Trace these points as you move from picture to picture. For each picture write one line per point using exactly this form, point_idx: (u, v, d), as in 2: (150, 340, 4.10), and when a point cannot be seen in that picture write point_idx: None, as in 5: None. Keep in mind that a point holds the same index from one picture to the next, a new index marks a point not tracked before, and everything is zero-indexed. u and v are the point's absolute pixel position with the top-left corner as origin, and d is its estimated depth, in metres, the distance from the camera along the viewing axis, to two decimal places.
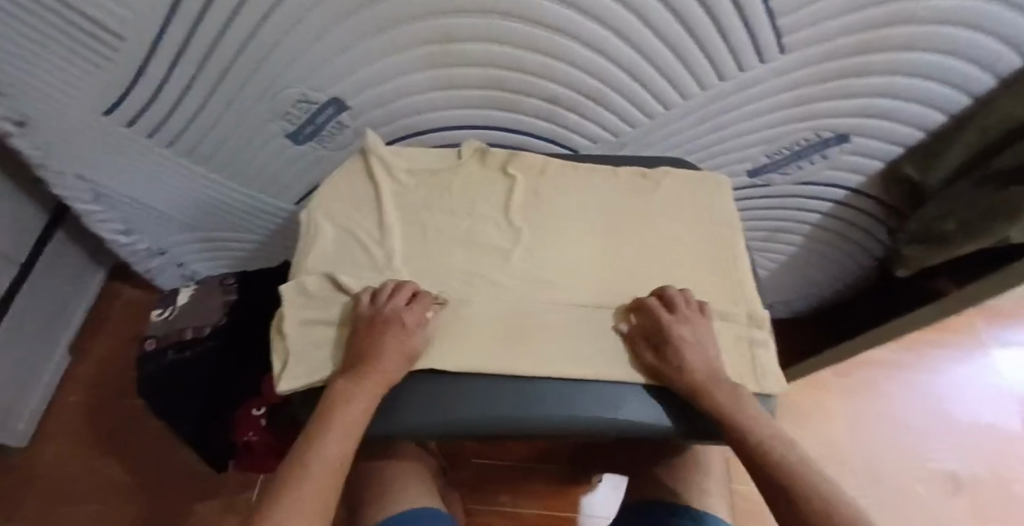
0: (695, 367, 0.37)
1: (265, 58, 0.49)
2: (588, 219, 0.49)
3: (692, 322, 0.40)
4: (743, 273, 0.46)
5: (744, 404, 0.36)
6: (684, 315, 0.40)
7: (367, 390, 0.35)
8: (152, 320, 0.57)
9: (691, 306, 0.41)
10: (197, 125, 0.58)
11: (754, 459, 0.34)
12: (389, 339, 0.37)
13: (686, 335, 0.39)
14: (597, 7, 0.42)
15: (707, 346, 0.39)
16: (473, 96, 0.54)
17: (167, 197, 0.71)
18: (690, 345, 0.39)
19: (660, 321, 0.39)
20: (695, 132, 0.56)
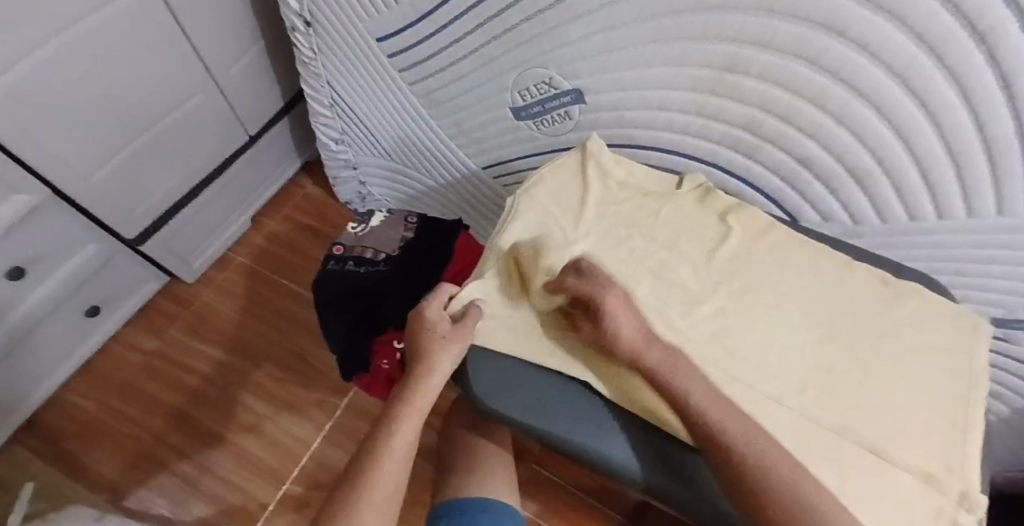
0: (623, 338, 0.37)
1: (543, 29, 0.51)
2: (796, 306, 0.43)
3: (610, 290, 0.39)
4: (972, 440, 0.37)
5: (676, 358, 0.37)
6: (602, 282, 0.39)
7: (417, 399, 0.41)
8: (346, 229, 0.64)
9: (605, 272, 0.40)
10: (446, 69, 0.62)
11: (725, 448, 0.34)
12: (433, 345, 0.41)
13: (613, 308, 0.38)
14: (925, 85, 0.37)
15: (631, 316, 0.38)
16: (718, 131, 0.51)
17: (385, 122, 0.77)
18: (619, 315, 0.38)
19: (591, 300, 0.38)
20: (958, 253, 0.47)
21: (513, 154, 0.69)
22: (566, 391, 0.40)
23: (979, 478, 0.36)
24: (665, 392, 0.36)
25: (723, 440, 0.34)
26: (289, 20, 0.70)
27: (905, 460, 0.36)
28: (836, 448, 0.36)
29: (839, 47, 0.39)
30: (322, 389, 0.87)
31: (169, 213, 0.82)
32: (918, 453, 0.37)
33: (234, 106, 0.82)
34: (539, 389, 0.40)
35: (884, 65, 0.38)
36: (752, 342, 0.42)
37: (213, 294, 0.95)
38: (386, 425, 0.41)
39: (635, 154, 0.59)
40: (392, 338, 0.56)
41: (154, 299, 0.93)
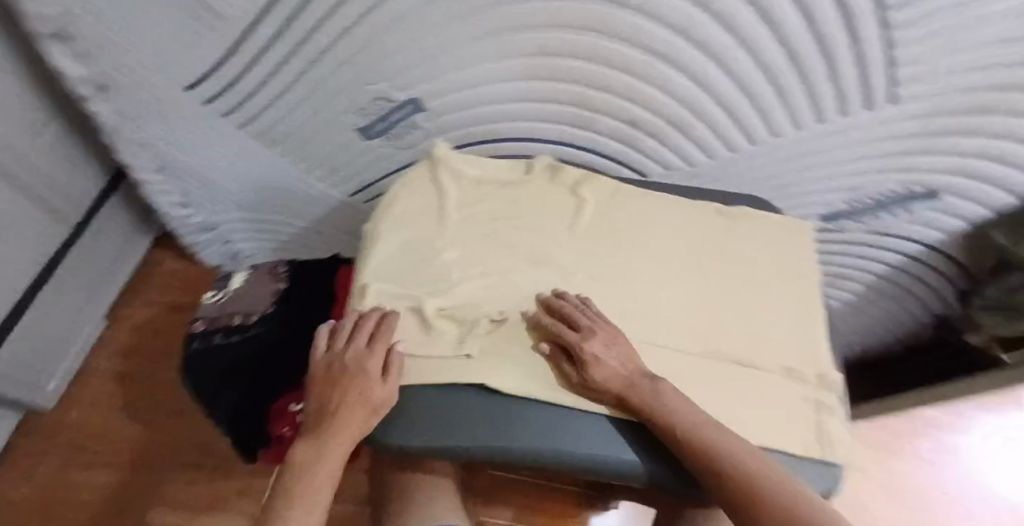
0: (608, 379, 0.38)
1: (356, 52, 0.48)
2: (659, 254, 0.47)
3: (596, 332, 0.39)
4: (816, 328, 0.44)
5: (664, 391, 0.37)
6: (584, 322, 0.40)
7: (334, 447, 0.35)
8: (203, 301, 0.57)
9: (590, 316, 0.41)
10: (271, 111, 0.57)
11: (716, 467, 0.33)
12: (358, 383, 0.37)
13: (598, 350, 0.38)
14: (707, 37, 0.40)
15: (618, 355, 0.39)
16: (553, 111, 0.53)
17: (227, 178, 0.70)
18: (605, 356, 0.38)
19: (575, 347, 0.38)
20: (778, 169, 0.53)
21: (372, 176, 0.66)
22: (462, 400, 0.38)
23: (827, 356, 0.42)
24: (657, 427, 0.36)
25: (715, 460, 0.33)
26: (74, 93, 0.60)
27: (770, 362, 0.41)
28: (715, 370, 0.41)
29: (630, 18, 0.40)
30: (242, 472, 0.80)
31: None
32: (779, 351, 0.42)
33: (41, 200, 0.72)
34: (435, 406, 0.38)
35: (672, 28, 0.40)
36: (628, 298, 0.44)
37: (87, 409, 0.84)
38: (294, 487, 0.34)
39: (490, 148, 0.60)
40: (288, 403, 0.52)
41: (10, 440, 0.81)
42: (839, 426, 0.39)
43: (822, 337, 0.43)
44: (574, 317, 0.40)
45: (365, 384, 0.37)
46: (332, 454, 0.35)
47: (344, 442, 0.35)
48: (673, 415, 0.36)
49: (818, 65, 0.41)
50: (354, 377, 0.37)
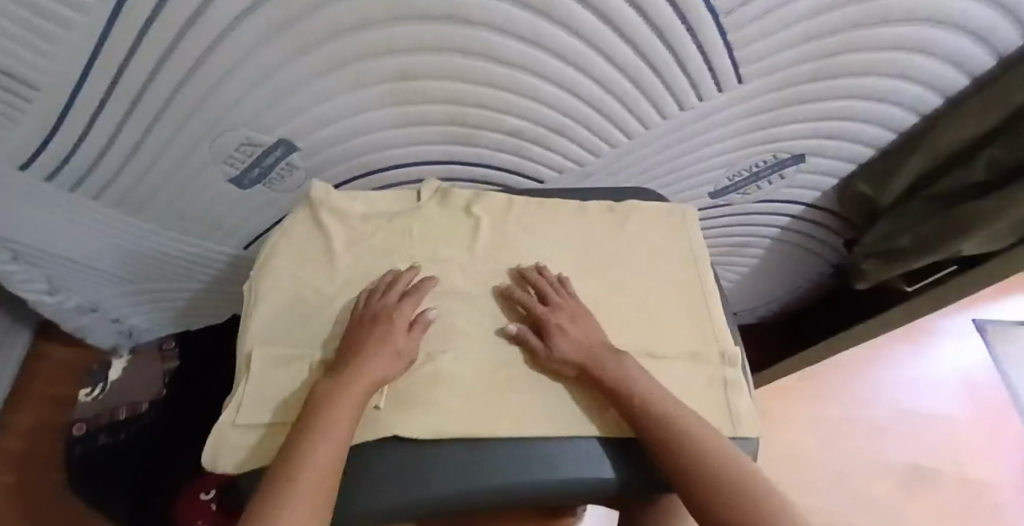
0: (576, 349, 0.39)
1: (204, 100, 0.45)
2: (558, 262, 0.47)
3: (564, 307, 0.42)
4: (712, 305, 0.45)
5: (624, 364, 0.39)
6: (555, 300, 0.42)
7: (361, 381, 0.35)
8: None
9: (560, 291, 0.43)
10: (126, 175, 0.53)
11: (676, 441, 0.34)
12: (384, 330, 0.38)
13: (563, 322, 0.41)
14: (554, 40, 0.41)
15: (586, 327, 0.41)
16: (431, 133, 0.52)
17: (96, 254, 0.64)
18: (570, 328, 0.41)
19: (546, 317, 0.41)
20: (659, 157, 0.55)
21: (260, 226, 0.62)
22: (377, 458, 0.35)
23: (727, 332, 0.44)
24: (619, 398, 0.37)
25: (674, 436, 0.34)
26: None
27: (676, 350, 0.42)
28: None
29: (479, 33, 0.40)
30: None
31: None
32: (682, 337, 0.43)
33: None
34: (348, 471, 0.35)
35: (521, 38, 0.41)
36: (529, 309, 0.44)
37: None
38: (308, 426, 0.32)
39: (379, 179, 0.58)
40: None
41: None
42: (745, 401, 0.40)
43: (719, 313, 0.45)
44: (550, 293, 0.43)
45: (397, 330, 0.39)
46: (350, 393, 0.34)
47: (363, 385, 0.35)
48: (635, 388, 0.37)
49: (665, 54, 0.43)
50: (380, 324, 0.39)
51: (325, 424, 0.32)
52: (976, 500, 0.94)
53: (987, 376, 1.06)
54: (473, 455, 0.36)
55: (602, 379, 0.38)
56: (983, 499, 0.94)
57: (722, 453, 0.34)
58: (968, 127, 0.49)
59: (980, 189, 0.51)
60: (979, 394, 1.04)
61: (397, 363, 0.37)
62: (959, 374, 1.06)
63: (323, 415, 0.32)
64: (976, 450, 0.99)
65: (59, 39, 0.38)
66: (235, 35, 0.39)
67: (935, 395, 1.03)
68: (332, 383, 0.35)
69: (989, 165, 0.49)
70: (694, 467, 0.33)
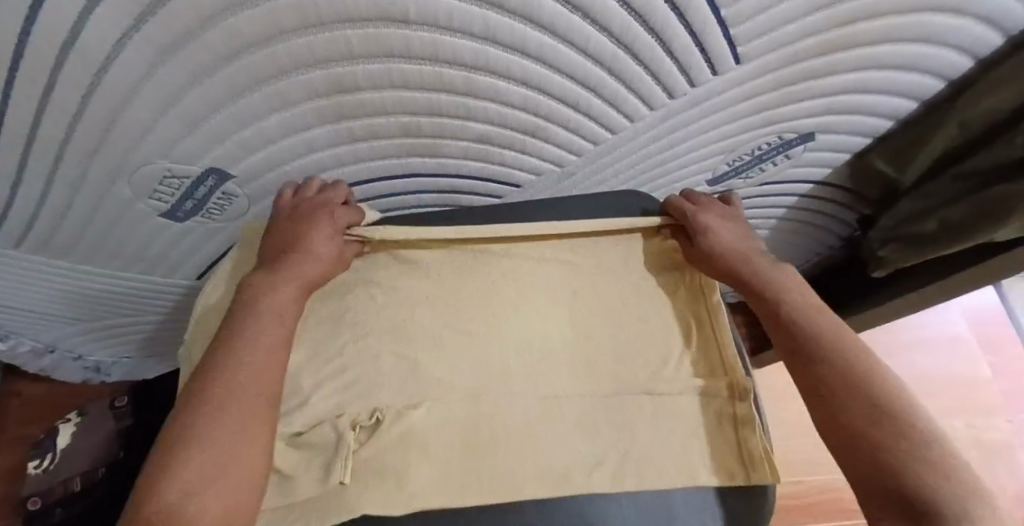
0: (728, 251, 0.41)
1: (108, 135, 0.38)
2: (540, 288, 0.42)
3: (714, 210, 0.44)
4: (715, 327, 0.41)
5: (773, 267, 0.41)
6: (705, 206, 0.44)
7: (281, 287, 0.35)
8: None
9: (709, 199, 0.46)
10: (43, 220, 0.46)
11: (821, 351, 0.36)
12: (313, 228, 0.38)
13: (714, 221, 0.43)
14: (512, 34, 0.34)
15: (729, 226, 0.44)
16: (385, 147, 0.45)
17: (36, 298, 0.58)
18: (718, 228, 0.43)
19: (693, 213, 0.43)
20: (649, 150, 0.48)
21: (211, 255, 0.57)
22: None
23: (733, 353, 0.39)
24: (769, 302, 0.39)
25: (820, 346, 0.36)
26: None
27: (676, 385, 0.38)
28: (619, 408, 0.37)
29: (417, 34, 0.33)
30: None
31: None
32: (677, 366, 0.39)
33: None
34: None
35: (471, 35, 0.34)
36: (506, 343, 0.39)
37: None
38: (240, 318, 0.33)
39: None
40: None
41: None
42: (762, 438, 0.35)
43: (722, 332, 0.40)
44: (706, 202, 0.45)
45: (321, 225, 0.38)
46: (282, 283, 0.36)
47: (294, 281, 0.36)
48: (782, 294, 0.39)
49: (647, 39, 0.36)
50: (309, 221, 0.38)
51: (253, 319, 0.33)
52: (996, 461, 0.90)
53: (1001, 332, 1.03)
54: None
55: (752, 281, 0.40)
56: (1002, 463, 0.90)
57: (857, 352, 0.36)
58: (1007, 94, 0.43)
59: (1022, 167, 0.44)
60: (994, 351, 1.00)
61: (329, 258, 0.39)
62: (971, 332, 1.02)
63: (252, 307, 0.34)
64: (994, 409, 0.95)
65: None
66: (124, 62, 0.32)
67: (949, 356, 0.99)
68: (264, 276, 0.36)
69: None
70: (829, 364, 0.35)
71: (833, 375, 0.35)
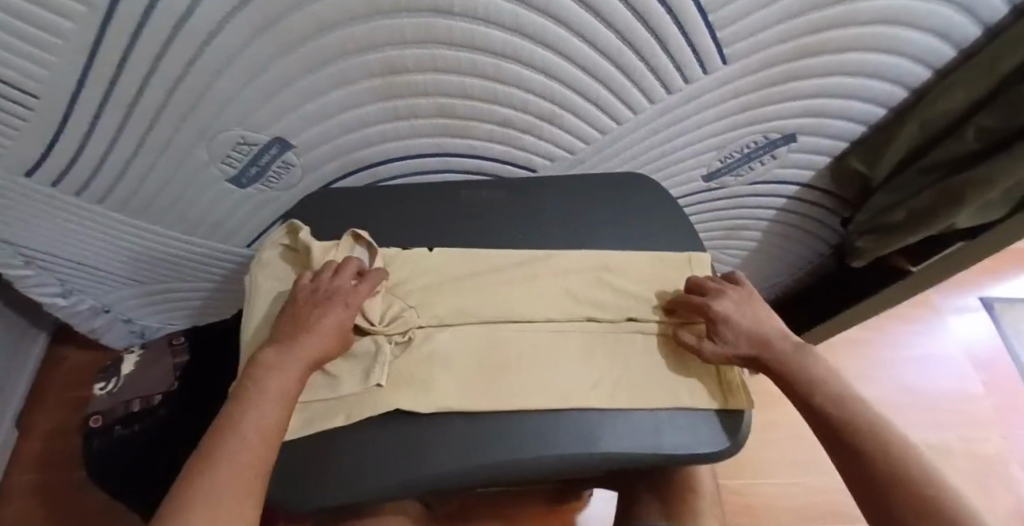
0: (749, 344, 0.38)
1: (198, 104, 0.47)
2: (549, 246, 0.48)
3: (729, 295, 0.41)
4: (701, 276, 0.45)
5: (803, 351, 0.38)
6: (718, 291, 0.41)
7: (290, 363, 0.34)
8: (94, 393, 0.53)
9: (723, 281, 0.42)
10: (128, 179, 0.54)
11: (855, 429, 0.33)
12: (326, 309, 0.38)
13: (731, 310, 0.40)
14: (535, 26, 0.42)
15: (751, 311, 0.40)
16: (423, 126, 0.53)
17: (104, 256, 0.66)
18: (738, 317, 0.40)
19: (705, 304, 0.40)
20: (650, 142, 0.56)
21: (260, 225, 0.64)
22: (379, 434, 0.37)
23: None
24: (800, 391, 0.36)
25: (853, 423, 0.33)
26: None
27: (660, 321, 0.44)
28: (613, 341, 0.43)
29: (458, 24, 0.42)
30: None
31: None
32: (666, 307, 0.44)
33: None
34: (350, 445, 0.36)
35: (500, 26, 0.42)
36: (519, 285, 0.45)
37: None
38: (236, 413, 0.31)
39: (374, 173, 0.59)
40: None
41: None
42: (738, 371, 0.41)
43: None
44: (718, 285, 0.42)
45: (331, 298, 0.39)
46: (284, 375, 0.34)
47: (300, 360, 0.35)
48: (814, 383, 0.36)
49: (646, 36, 0.43)
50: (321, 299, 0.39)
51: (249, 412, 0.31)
52: (991, 476, 0.92)
53: (993, 352, 1.06)
54: (462, 434, 0.37)
55: (782, 373, 0.37)
56: (997, 478, 0.92)
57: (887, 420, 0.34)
58: (958, 96, 0.50)
59: (978, 157, 0.50)
60: (987, 370, 1.04)
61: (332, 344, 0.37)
62: (964, 351, 1.05)
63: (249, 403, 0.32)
64: (988, 425, 0.98)
65: (53, 46, 0.40)
66: (225, 37, 0.40)
67: (942, 372, 1.03)
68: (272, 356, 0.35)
69: (981, 133, 0.49)
70: (866, 449, 0.32)
71: (873, 461, 0.31)
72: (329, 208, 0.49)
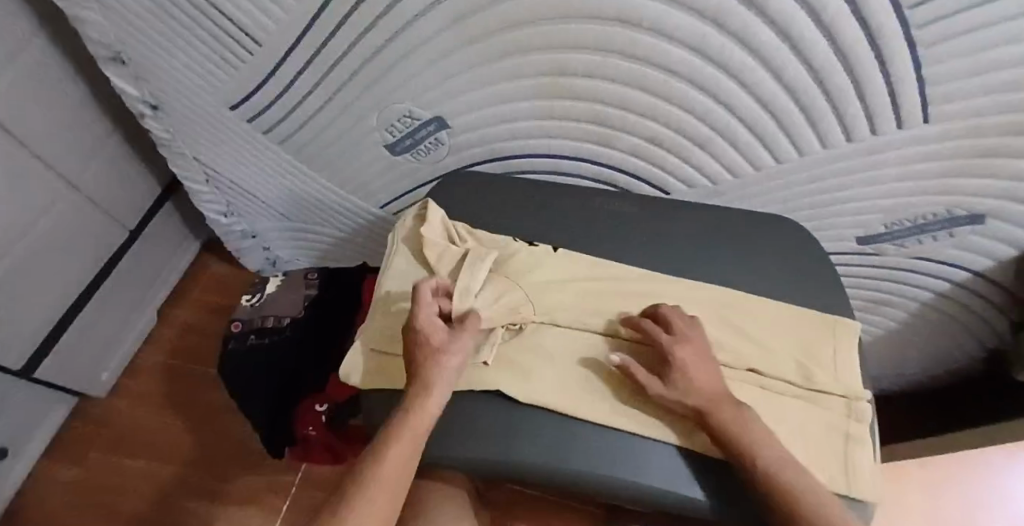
0: (700, 397, 0.35)
1: (383, 75, 0.51)
2: (677, 271, 0.45)
3: (692, 341, 0.38)
4: (843, 342, 0.40)
5: (749, 418, 0.34)
6: (684, 336, 0.38)
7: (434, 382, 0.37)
8: (241, 303, 0.61)
9: (687, 322, 0.39)
10: (306, 129, 0.61)
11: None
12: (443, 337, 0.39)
13: (689, 358, 0.37)
14: (719, 52, 0.41)
15: (709, 366, 0.37)
16: (571, 129, 0.53)
17: (267, 188, 0.75)
18: (695, 367, 0.37)
19: (665, 344, 0.37)
20: (808, 188, 0.52)
21: (398, 191, 0.68)
22: (476, 408, 0.39)
23: (857, 375, 0.39)
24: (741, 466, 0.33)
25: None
26: (136, 109, 0.68)
27: (789, 371, 0.39)
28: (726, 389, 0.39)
29: (641, 36, 0.41)
30: (270, 470, 0.86)
31: (56, 334, 0.78)
32: (797, 368, 0.40)
33: (102, 204, 0.80)
34: (450, 410, 0.39)
35: (684, 45, 0.41)
36: (642, 301, 0.43)
37: (135, 399, 0.92)
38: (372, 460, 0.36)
39: (510, 165, 0.60)
40: (312, 405, 0.58)
41: (65, 427, 0.89)
42: (868, 458, 0.36)
43: (850, 352, 0.40)
44: (681, 325, 0.39)
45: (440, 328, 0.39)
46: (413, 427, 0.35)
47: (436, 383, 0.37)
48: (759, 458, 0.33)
49: (842, 80, 0.40)
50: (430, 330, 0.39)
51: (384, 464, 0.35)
52: None
53: None
54: (552, 434, 0.37)
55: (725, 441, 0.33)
56: None
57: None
58: None
59: None
60: None
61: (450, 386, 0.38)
62: None
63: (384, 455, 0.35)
64: None
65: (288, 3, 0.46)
66: (425, 20, 0.44)
67: None
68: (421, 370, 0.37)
69: None
70: None
71: None
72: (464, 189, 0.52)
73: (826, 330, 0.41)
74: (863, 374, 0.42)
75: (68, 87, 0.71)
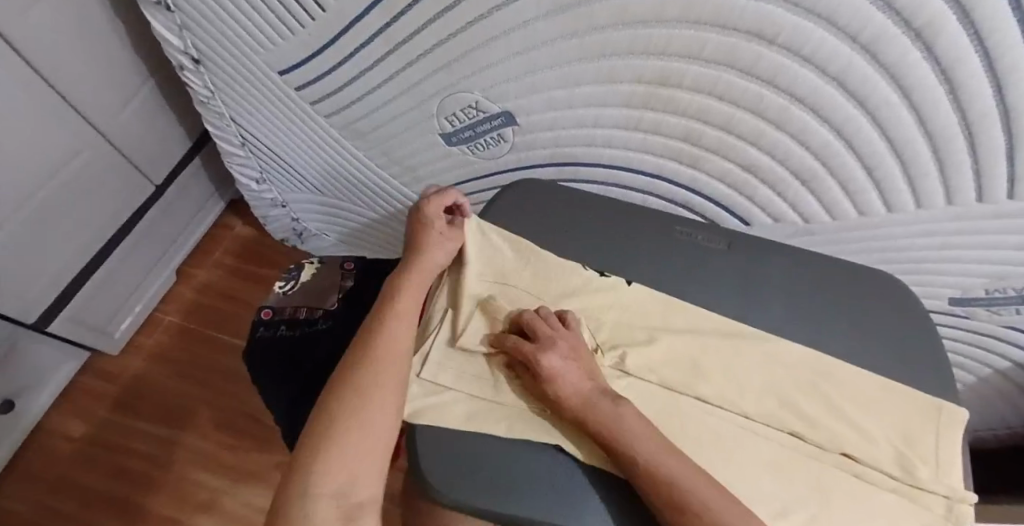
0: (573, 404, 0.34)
1: (457, 60, 0.46)
2: (762, 325, 0.41)
3: (557, 341, 0.37)
4: (948, 433, 0.36)
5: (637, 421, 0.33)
6: (549, 340, 0.37)
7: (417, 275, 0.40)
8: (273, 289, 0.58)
9: (552, 325, 0.38)
10: (361, 106, 0.57)
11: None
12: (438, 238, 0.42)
13: (557, 364, 0.35)
14: (859, 81, 0.36)
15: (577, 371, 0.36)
16: (656, 143, 0.48)
17: (305, 159, 0.70)
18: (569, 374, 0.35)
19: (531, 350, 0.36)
20: (911, 240, 0.47)
21: (445, 182, 0.63)
22: (522, 452, 0.35)
23: (960, 472, 0.35)
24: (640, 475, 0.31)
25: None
26: (176, 60, 0.63)
27: (884, 460, 0.36)
28: (814, 472, 0.35)
29: (773, 56, 0.36)
30: (280, 447, 0.84)
31: (73, 287, 0.75)
32: (895, 456, 0.36)
33: (130, 155, 0.75)
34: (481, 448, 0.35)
35: (821, 71, 0.36)
36: (722, 352, 0.40)
37: (148, 357, 0.90)
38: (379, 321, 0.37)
39: (577, 173, 0.55)
40: None
41: (76, 378, 0.88)
42: None
43: (957, 443, 0.36)
44: (543, 323, 0.38)
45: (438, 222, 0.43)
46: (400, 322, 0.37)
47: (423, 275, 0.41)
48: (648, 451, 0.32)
49: (997, 135, 0.35)
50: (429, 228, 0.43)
51: (359, 434, 0.31)
52: None
53: None
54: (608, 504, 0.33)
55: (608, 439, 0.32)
56: None
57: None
58: None
59: None
60: None
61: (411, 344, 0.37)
62: None
63: (369, 390, 0.33)
64: None
65: None
66: (519, 7, 0.39)
67: None
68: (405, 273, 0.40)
69: None
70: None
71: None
72: (528, 201, 0.47)
73: (932, 417, 0.37)
74: (967, 465, 0.37)
75: (102, 26, 0.65)
